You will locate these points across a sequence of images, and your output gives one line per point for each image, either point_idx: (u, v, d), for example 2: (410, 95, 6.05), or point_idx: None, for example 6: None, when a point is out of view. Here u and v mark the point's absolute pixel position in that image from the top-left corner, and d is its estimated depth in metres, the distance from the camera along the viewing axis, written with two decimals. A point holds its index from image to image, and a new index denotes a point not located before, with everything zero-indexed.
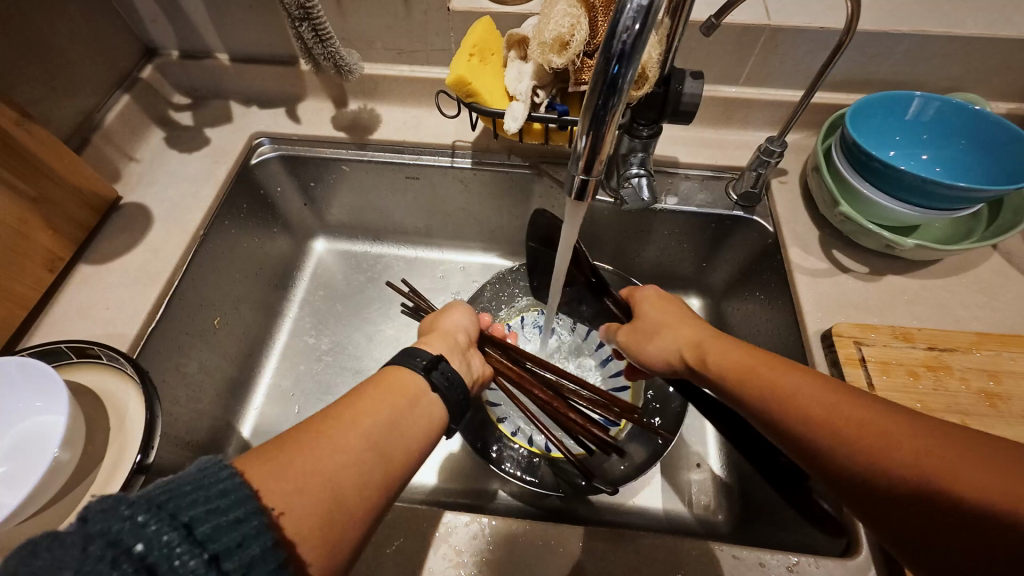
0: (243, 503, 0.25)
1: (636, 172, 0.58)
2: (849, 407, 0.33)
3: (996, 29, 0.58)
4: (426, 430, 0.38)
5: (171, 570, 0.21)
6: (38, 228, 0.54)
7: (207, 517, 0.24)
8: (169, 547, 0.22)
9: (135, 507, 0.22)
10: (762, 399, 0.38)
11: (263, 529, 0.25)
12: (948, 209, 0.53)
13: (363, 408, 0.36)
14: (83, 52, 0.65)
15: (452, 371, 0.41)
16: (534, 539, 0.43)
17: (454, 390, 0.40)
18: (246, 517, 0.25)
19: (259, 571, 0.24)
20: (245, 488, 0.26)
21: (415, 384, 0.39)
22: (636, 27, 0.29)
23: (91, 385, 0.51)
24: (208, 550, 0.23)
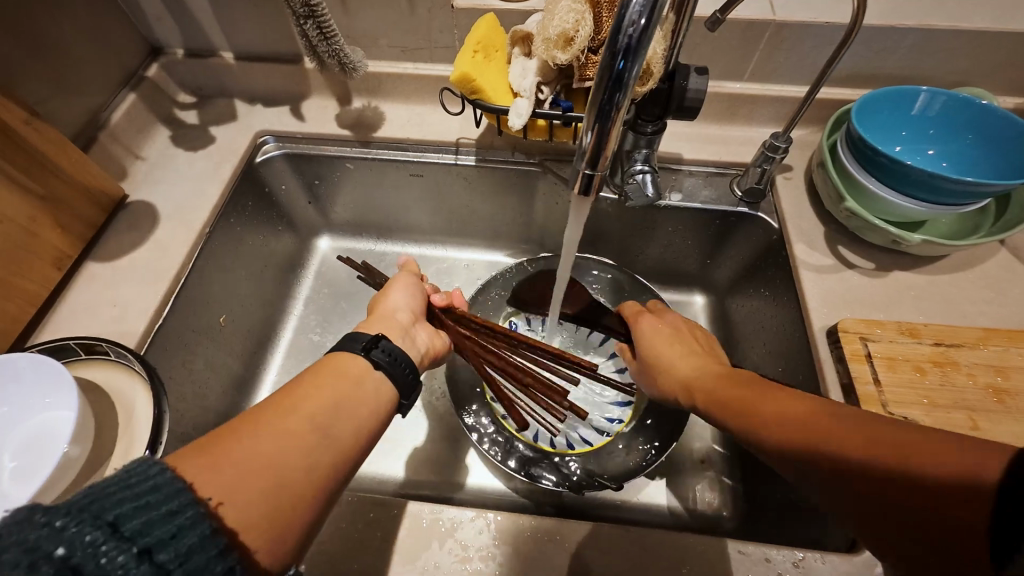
0: (175, 497, 0.25)
1: (640, 168, 0.58)
2: (814, 421, 0.33)
3: (1003, 22, 0.58)
4: (377, 411, 0.39)
5: (99, 568, 0.22)
6: (46, 225, 0.55)
7: (135, 513, 0.24)
8: (94, 546, 0.22)
9: (52, 513, 0.22)
10: (740, 419, 0.38)
11: (199, 518, 0.25)
12: (955, 203, 0.53)
13: (304, 394, 0.36)
14: (89, 51, 0.65)
15: (394, 347, 0.42)
16: (539, 534, 0.43)
17: (398, 366, 0.41)
18: (180, 509, 0.25)
19: (199, 558, 0.24)
20: (176, 482, 0.26)
21: (357, 368, 0.40)
22: (642, 22, 0.30)
23: (100, 382, 0.51)
24: (138, 543, 0.23)
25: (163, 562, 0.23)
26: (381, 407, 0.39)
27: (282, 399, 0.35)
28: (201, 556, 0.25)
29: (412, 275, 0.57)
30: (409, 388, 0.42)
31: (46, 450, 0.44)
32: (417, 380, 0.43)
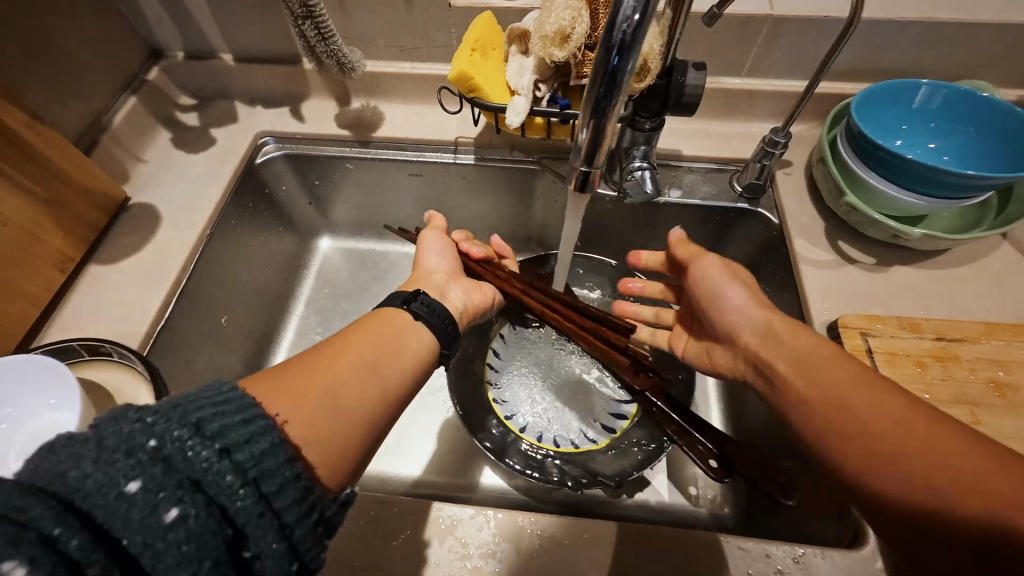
0: (246, 408, 0.29)
1: (638, 165, 0.57)
2: (912, 426, 0.34)
3: (1003, 15, 0.57)
4: (420, 358, 0.43)
5: (185, 459, 0.25)
6: (49, 228, 0.55)
7: (213, 417, 0.28)
8: (181, 441, 0.26)
9: (142, 411, 0.26)
10: (812, 403, 0.39)
11: (269, 428, 0.29)
12: (955, 196, 0.52)
13: (354, 339, 0.41)
14: (89, 54, 0.66)
15: (431, 301, 0.47)
16: (540, 531, 0.43)
17: (435, 316, 0.46)
18: (252, 419, 0.29)
19: (269, 462, 0.28)
20: (246, 398, 0.30)
21: (401, 320, 0.45)
22: (635, 17, 0.29)
23: (103, 382, 0.52)
24: (218, 443, 0.27)
25: (239, 460, 0.27)
26: (424, 355, 0.44)
27: (337, 340, 0.40)
28: (270, 461, 0.28)
29: (443, 236, 0.62)
30: (449, 339, 0.47)
31: None
32: (456, 331, 0.48)
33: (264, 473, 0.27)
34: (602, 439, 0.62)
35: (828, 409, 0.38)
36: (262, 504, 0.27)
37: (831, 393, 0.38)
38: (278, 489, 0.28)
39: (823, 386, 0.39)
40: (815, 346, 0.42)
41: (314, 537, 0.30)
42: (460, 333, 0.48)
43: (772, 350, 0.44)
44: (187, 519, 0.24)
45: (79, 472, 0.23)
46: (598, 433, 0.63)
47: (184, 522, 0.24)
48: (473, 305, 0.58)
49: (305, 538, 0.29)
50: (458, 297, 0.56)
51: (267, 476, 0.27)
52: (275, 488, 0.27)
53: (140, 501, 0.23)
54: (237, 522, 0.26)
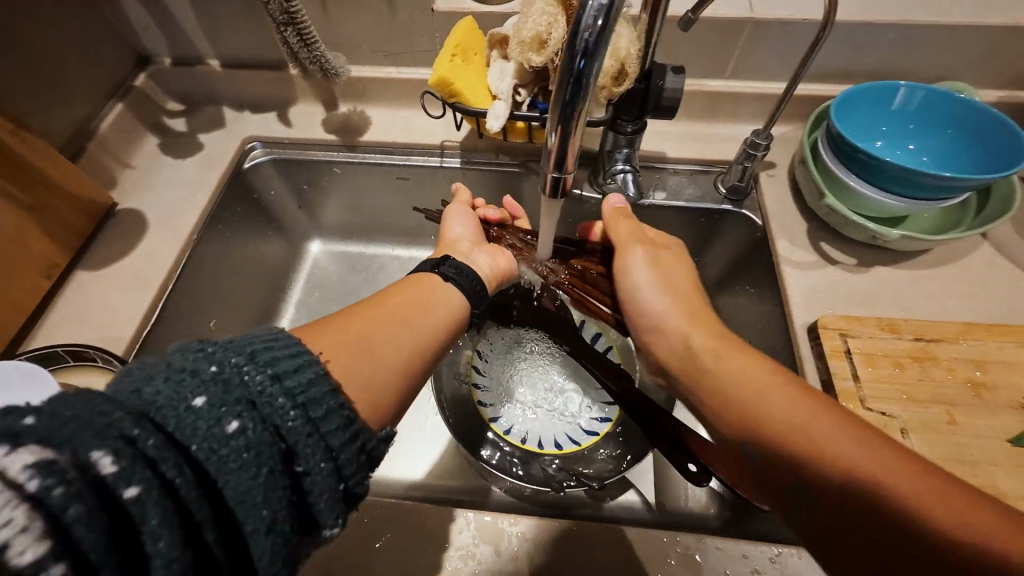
0: (293, 343, 0.30)
1: (621, 168, 0.59)
2: (810, 425, 0.35)
3: (980, 17, 0.58)
4: (452, 316, 0.44)
5: (242, 382, 0.26)
6: (35, 235, 0.56)
7: (264, 348, 0.28)
8: (237, 366, 0.26)
9: (202, 344, 0.27)
10: (728, 415, 0.40)
11: (314, 360, 0.29)
12: (932, 198, 0.53)
13: (388, 293, 0.42)
14: (76, 61, 0.66)
15: (459, 265, 0.48)
16: (520, 532, 0.44)
17: (463, 277, 0.47)
18: (299, 352, 0.29)
19: (317, 389, 0.28)
20: (292, 337, 0.30)
21: (430, 280, 0.46)
22: (598, 24, 0.30)
23: (86, 388, 0.52)
24: (271, 369, 0.27)
25: (289, 386, 0.27)
26: (456, 312, 0.45)
27: (374, 296, 0.42)
28: (318, 389, 0.28)
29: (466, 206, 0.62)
30: (479, 300, 0.48)
31: None
32: (485, 292, 0.49)
33: (313, 399, 0.28)
34: (585, 441, 0.62)
35: (780, 441, 0.36)
36: (311, 427, 0.27)
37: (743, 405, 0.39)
38: (325, 414, 0.28)
39: (772, 412, 0.37)
40: (737, 352, 0.43)
41: (358, 466, 0.29)
42: (489, 295, 0.49)
43: (697, 368, 0.44)
44: (246, 432, 0.24)
45: (151, 390, 0.24)
46: (582, 434, 0.63)
47: (243, 433, 0.24)
48: (500, 270, 0.58)
49: (351, 464, 0.29)
50: (486, 262, 0.56)
51: (315, 403, 0.28)
52: (323, 414, 0.28)
53: (205, 414, 0.24)
54: (289, 441, 0.26)
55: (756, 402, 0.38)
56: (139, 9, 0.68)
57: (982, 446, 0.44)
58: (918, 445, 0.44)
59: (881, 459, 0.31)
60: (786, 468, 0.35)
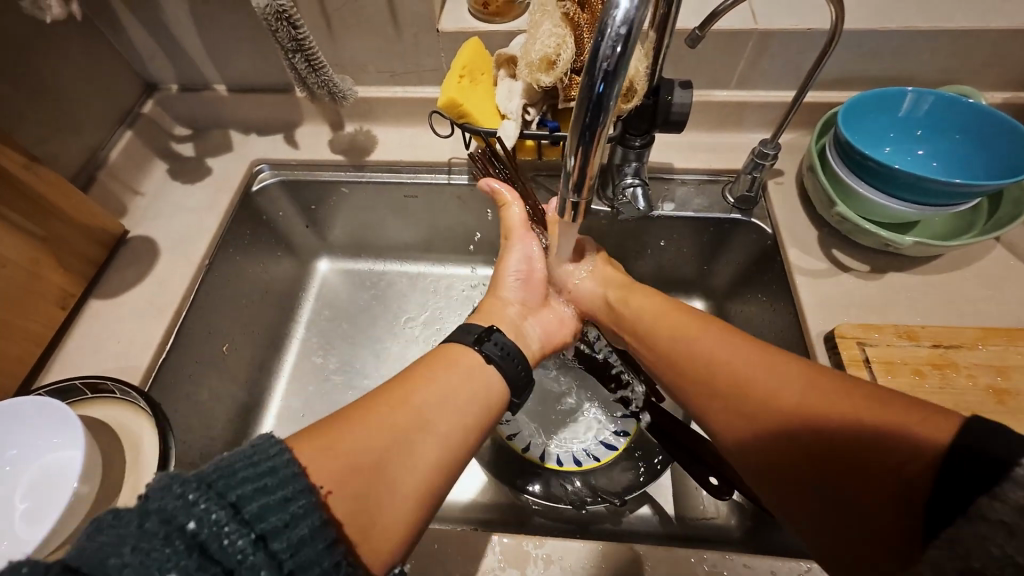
0: (290, 484, 0.29)
1: (630, 182, 0.58)
2: (746, 360, 0.41)
3: (984, 21, 0.58)
4: (483, 404, 0.44)
5: (222, 547, 0.25)
6: (49, 267, 0.56)
7: (254, 496, 0.27)
8: (218, 526, 0.25)
9: (186, 487, 0.26)
10: (674, 352, 0.47)
11: (310, 509, 0.28)
12: (944, 204, 0.53)
13: (415, 388, 0.41)
14: (85, 92, 0.67)
15: (502, 342, 0.48)
16: (546, 555, 0.43)
17: (506, 359, 0.47)
18: (293, 498, 0.28)
19: (308, 550, 0.27)
20: (292, 468, 0.29)
21: (468, 358, 0.46)
22: (616, 52, 0.30)
23: (106, 419, 0.52)
24: (256, 529, 0.26)
25: (276, 551, 0.26)
26: (492, 398, 0.45)
27: (404, 387, 0.41)
28: (308, 549, 0.27)
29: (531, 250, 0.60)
30: (519, 385, 0.48)
31: (58, 490, 0.46)
32: (527, 375, 0.49)
33: (302, 564, 0.26)
34: (603, 456, 0.61)
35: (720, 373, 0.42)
36: None
37: (686, 344, 0.46)
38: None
39: (712, 352, 0.44)
40: (670, 306, 0.51)
41: None
42: (532, 377, 0.49)
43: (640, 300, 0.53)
44: None
45: (118, 560, 0.23)
46: (601, 450, 0.62)
47: None
48: (551, 342, 0.59)
49: None
50: (536, 337, 0.57)
51: (303, 567, 0.26)
52: None
53: None
54: None
55: (713, 353, 0.44)
56: (147, 38, 0.69)
57: None
58: None
59: (829, 391, 0.35)
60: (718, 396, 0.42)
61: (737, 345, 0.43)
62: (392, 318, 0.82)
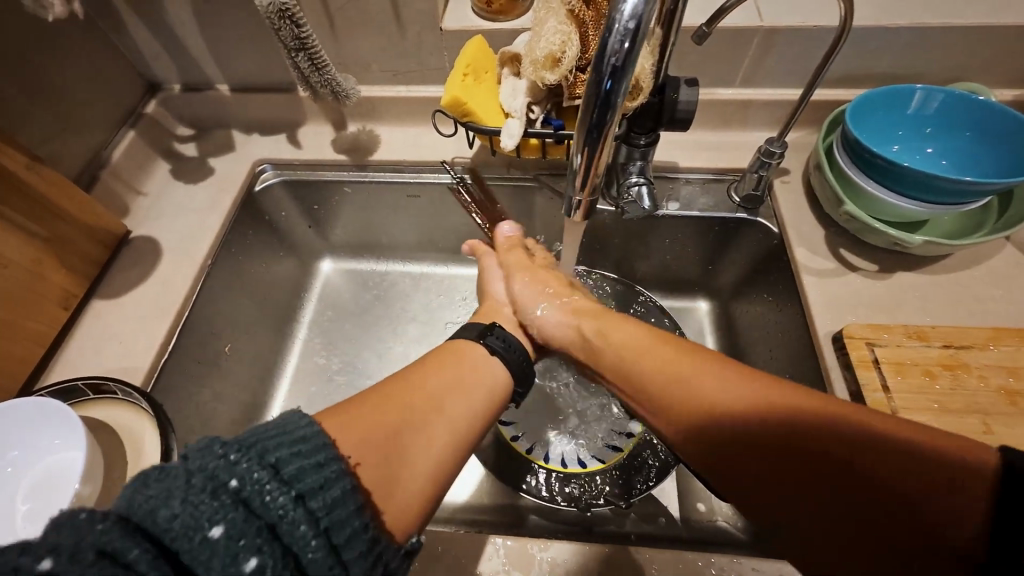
0: (323, 450, 0.28)
1: (635, 180, 0.57)
2: (758, 395, 0.37)
3: (993, 17, 0.57)
4: (493, 391, 0.44)
5: (263, 502, 0.25)
6: (52, 267, 0.56)
7: (291, 459, 0.27)
8: (260, 483, 0.25)
9: (226, 448, 0.26)
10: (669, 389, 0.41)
11: (342, 474, 0.28)
12: (953, 203, 0.52)
13: (425, 376, 0.41)
14: (88, 91, 0.67)
15: (506, 336, 0.49)
16: (552, 558, 0.43)
17: (510, 351, 0.47)
18: (327, 463, 0.28)
19: (342, 511, 0.27)
20: (323, 437, 0.29)
21: (474, 353, 0.46)
22: (624, 47, 0.30)
23: (107, 420, 0.52)
24: (295, 488, 0.26)
25: (313, 509, 0.26)
26: (499, 389, 0.45)
27: (413, 374, 0.42)
28: (342, 509, 0.27)
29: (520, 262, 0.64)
30: (524, 375, 0.48)
31: (59, 491, 0.45)
32: (530, 365, 0.49)
33: (335, 524, 0.26)
34: (609, 457, 0.61)
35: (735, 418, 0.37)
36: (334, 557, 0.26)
37: (682, 382, 0.40)
38: (347, 541, 0.26)
39: (712, 392, 0.38)
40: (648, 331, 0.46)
41: None
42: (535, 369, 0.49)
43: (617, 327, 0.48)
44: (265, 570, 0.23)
45: (168, 513, 0.23)
46: (605, 451, 0.62)
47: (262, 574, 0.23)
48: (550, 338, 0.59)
49: None
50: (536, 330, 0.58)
51: (339, 526, 0.26)
52: (346, 539, 0.26)
53: (222, 550, 0.23)
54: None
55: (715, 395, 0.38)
56: (149, 38, 0.68)
57: None
58: None
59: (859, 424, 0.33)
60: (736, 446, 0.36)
61: (738, 380, 0.38)
62: (394, 318, 0.81)
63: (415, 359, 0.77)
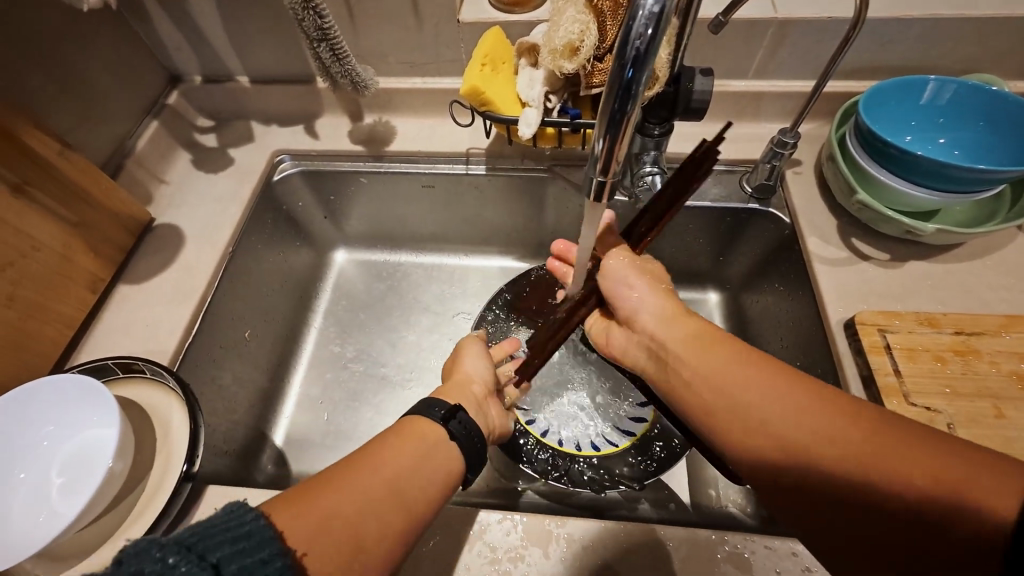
0: (266, 545, 0.29)
1: (649, 170, 0.58)
2: (779, 400, 0.36)
3: (1008, 8, 0.58)
4: (452, 466, 0.42)
5: None
6: (81, 252, 0.58)
7: (233, 558, 0.28)
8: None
9: (165, 550, 0.26)
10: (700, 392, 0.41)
11: (283, 570, 0.28)
12: (968, 191, 0.52)
13: (381, 458, 0.39)
14: (113, 81, 0.68)
15: (468, 419, 0.45)
16: (568, 533, 0.44)
17: (470, 437, 0.44)
18: (268, 559, 0.28)
19: None
20: (267, 530, 0.30)
21: (433, 432, 0.43)
22: (648, 33, 0.31)
23: (136, 400, 0.54)
24: None
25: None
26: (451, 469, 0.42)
27: (371, 453, 0.40)
28: None
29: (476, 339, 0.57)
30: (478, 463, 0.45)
31: (93, 467, 0.47)
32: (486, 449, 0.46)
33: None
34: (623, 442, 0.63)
35: (749, 421, 0.37)
36: None
37: (712, 380, 0.40)
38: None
39: (736, 392, 0.38)
40: (696, 328, 0.45)
41: None
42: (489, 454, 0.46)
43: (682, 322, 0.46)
44: None
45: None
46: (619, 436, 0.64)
47: None
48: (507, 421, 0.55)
49: None
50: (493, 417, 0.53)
51: None
52: None
53: None
54: None
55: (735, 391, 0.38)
56: (172, 29, 0.70)
57: None
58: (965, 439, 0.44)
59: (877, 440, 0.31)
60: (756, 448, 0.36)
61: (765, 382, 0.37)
62: (408, 308, 0.83)
63: (427, 347, 0.79)
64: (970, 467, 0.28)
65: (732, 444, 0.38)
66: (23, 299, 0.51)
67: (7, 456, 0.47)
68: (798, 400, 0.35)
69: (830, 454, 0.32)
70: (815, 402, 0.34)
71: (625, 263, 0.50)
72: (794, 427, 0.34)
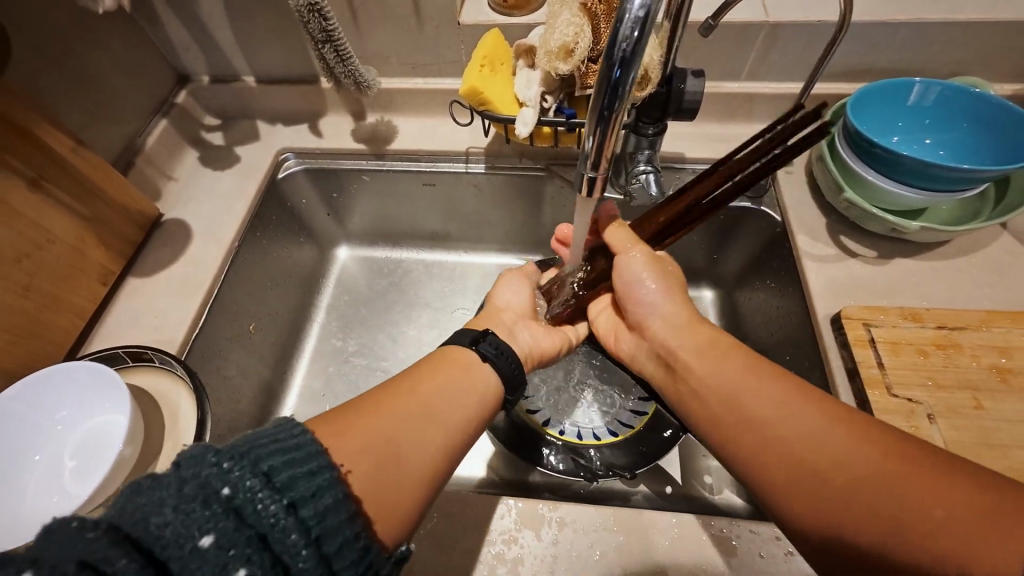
0: (316, 458, 0.30)
1: (642, 169, 0.60)
2: (785, 405, 0.38)
3: (993, 13, 0.59)
4: (485, 397, 0.45)
5: (256, 511, 0.27)
6: (93, 245, 0.60)
7: (284, 466, 0.29)
8: (252, 492, 0.27)
9: (221, 456, 0.28)
10: (706, 394, 0.44)
11: (334, 481, 0.29)
12: (951, 191, 0.54)
13: (416, 384, 0.42)
14: (124, 80, 0.70)
15: (498, 341, 0.48)
16: (559, 517, 0.46)
17: (502, 356, 0.47)
18: (320, 470, 0.30)
19: (333, 518, 0.28)
20: (315, 445, 0.31)
21: (465, 356, 0.47)
22: (634, 35, 0.33)
23: (148, 388, 0.56)
24: (286, 496, 0.28)
25: (305, 517, 0.28)
26: (489, 396, 0.46)
27: (405, 382, 0.42)
28: (334, 518, 0.28)
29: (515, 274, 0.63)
30: (516, 382, 0.48)
31: (104, 451, 0.49)
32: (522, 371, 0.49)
33: (328, 531, 0.28)
34: (621, 432, 0.64)
35: (751, 422, 0.39)
36: (323, 564, 0.28)
37: (720, 382, 0.43)
38: (338, 549, 0.28)
39: (749, 395, 0.40)
40: (707, 333, 0.47)
41: None
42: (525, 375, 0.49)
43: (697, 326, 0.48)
44: None
45: (161, 519, 0.25)
46: (618, 427, 0.65)
47: None
48: (544, 350, 0.58)
49: None
50: (526, 340, 0.56)
51: (329, 535, 0.28)
52: (335, 548, 0.28)
53: (212, 558, 0.25)
54: None
55: (743, 393, 0.41)
56: (181, 30, 0.72)
57: (1009, 430, 0.45)
58: (944, 429, 0.45)
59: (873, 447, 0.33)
60: (759, 451, 0.38)
61: (774, 389, 0.40)
62: (409, 304, 0.84)
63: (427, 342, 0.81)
64: (963, 481, 0.29)
65: (737, 443, 0.40)
66: (40, 291, 0.54)
67: (22, 437, 0.49)
68: (820, 414, 0.36)
69: (825, 456, 0.34)
70: (816, 411, 0.37)
71: (639, 264, 0.51)
72: (810, 438, 0.35)
